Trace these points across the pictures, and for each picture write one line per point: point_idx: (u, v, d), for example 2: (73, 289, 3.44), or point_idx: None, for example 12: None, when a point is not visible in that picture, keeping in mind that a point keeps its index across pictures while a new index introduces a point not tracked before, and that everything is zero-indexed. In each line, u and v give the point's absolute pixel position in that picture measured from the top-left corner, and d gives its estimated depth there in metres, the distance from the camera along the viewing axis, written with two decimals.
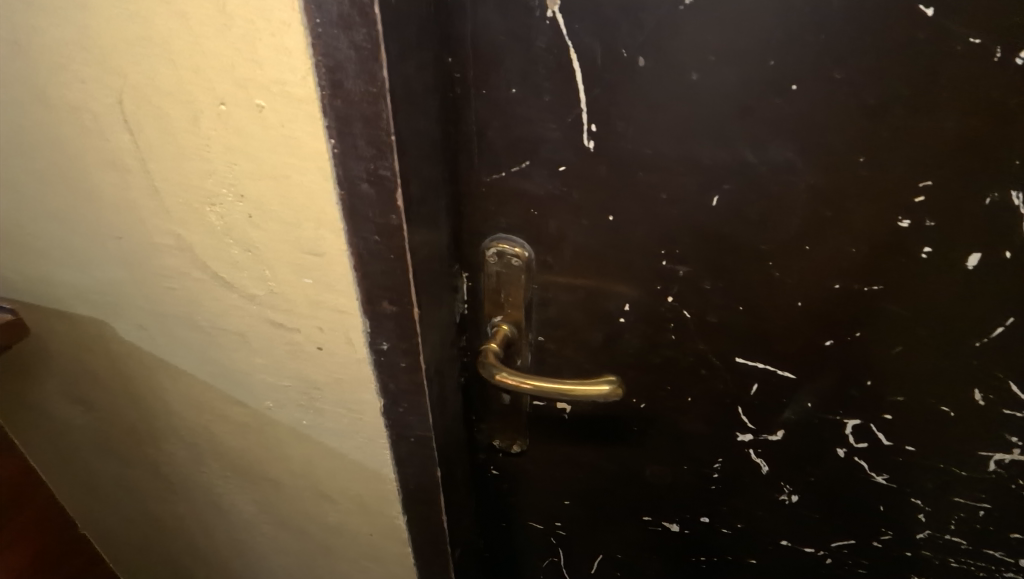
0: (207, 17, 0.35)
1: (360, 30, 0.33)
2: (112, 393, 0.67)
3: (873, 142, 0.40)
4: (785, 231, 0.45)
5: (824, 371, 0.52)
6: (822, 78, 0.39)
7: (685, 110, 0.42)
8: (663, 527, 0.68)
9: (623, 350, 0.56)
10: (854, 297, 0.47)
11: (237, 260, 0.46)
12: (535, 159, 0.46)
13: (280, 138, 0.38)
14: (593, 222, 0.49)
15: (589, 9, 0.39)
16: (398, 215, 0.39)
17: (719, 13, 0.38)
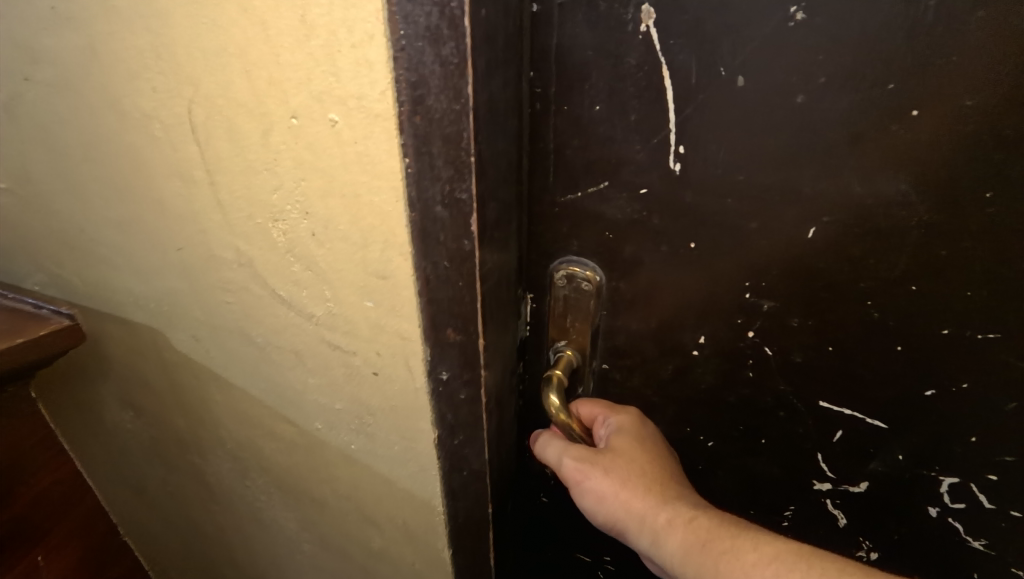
0: (287, 28, 0.33)
1: (448, 43, 0.31)
2: (162, 401, 0.67)
3: (1002, 176, 0.36)
4: (889, 270, 0.41)
5: (921, 424, 0.47)
6: (949, 104, 0.35)
7: (785, 134, 0.38)
8: None
9: (694, 384, 0.52)
10: (962, 346, 0.42)
11: (299, 278, 0.44)
12: (615, 180, 0.43)
13: (353, 155, 0.36)
14: (673, 248, 0.45)
15: (688, 24, 0.36)
16: (472, 239, 0.37)
17: (834, 32, 0.34)
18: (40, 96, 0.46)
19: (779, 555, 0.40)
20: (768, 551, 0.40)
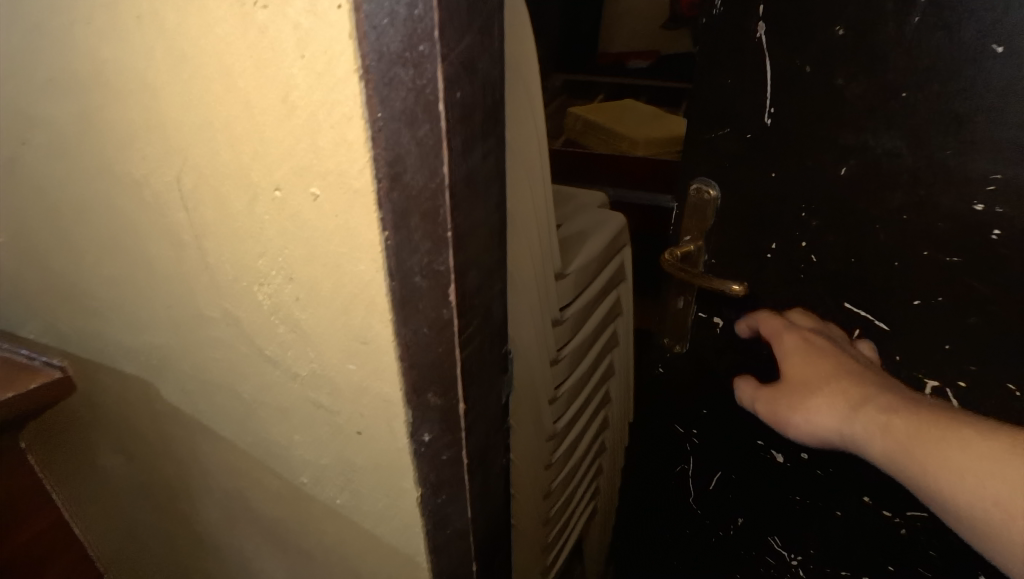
0: (270, 107, 0.34)
1: (423, 125, 0.32)
2: (151, 447, 0.67)
3: (959, 133, 0.55)
4: (889, 202, 0.61)
5: (916, 326, 0.64)
6: (926, 93, 0.55)
7: (830, 105, 0.60)
8: (770, 456, 0.78)
9: (766, 291, 0.71)
10: (939, 264, 0.61)
11: (284, 339, 0.44)
12: (732, 125, 0.67)
13: (334, 227, 0.36)
14: (760, 175, 0.67)
15: (781, 34, 0.60)
16: (450, 308, 0.38)
17: (864, 43, 0.57)
18: (39, 159, 0.48)
19: (984, 446, 0.41)
20: (973, 449, 0.41)
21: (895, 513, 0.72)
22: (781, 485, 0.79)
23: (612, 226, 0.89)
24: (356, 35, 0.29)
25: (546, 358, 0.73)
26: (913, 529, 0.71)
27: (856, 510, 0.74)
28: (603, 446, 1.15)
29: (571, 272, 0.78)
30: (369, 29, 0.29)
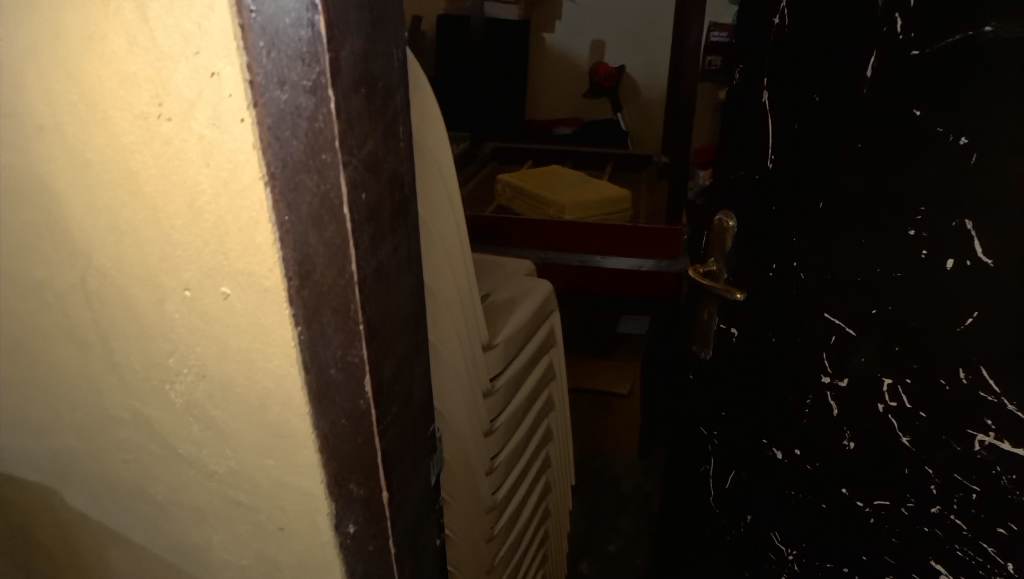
0: (179, 211, 0.35)
1: (330, 228, 0.34)
2: (55, 561, 0.62)
3: (896, 163, 0.50)
4: (836, 240, 0.56)
5: (868, 379, 0.57)
6: (864, 126, 0.52)
7: (795, 131, 0.57)
8: (771, 451, 0.67)
9: (766, 302, 0.64)
10: (889, 287, 0.53)
11: (198, 438, 0.43)
12: (745, 157, 0.63)
13: (246, 323, 0.37)
14: (756, 187, 0.62)
15: (777, 72, 0.58)
16: (366, 398, 0.39)
17: (823, 76, 0.54)
18: None
19: None
20: None
21: (862, 500, 0.60)
22: (771, 484, 0.69)
23: (538, 293, 0.92)
24: (260, 145, 0.31)
25: (479, 429, 0.74)
26: (883, 519, 0.59)
27: (835, 498, 0.62)
28: (548, 510, 1.14)
29: (499, 341, 0.80)
30: (272, 138, 0.30)
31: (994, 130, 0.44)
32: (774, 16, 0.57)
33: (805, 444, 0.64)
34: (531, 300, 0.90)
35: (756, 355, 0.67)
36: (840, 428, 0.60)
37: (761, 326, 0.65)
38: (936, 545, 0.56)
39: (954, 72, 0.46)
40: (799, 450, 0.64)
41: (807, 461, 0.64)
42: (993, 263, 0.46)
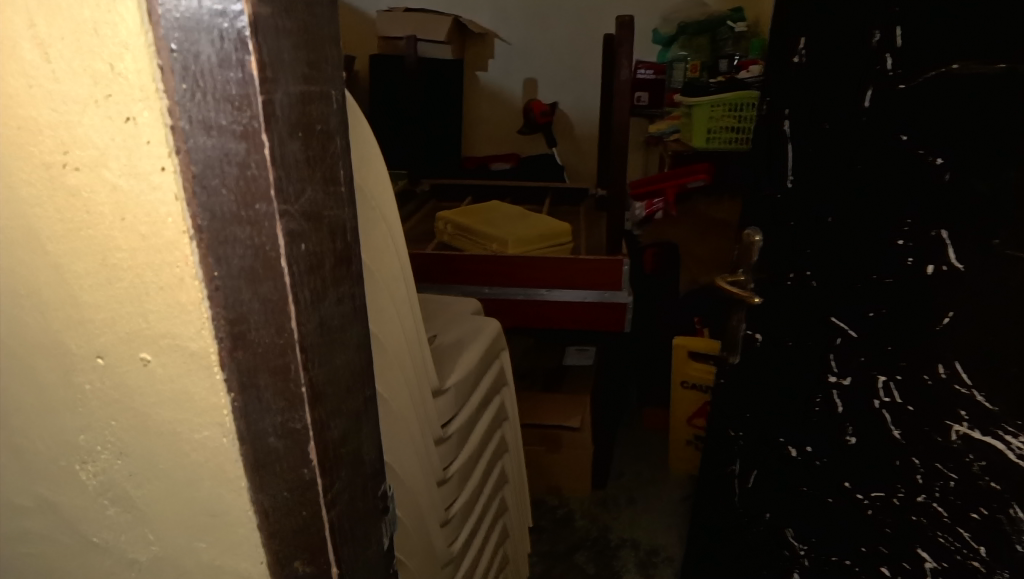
0: (85, 280, 0.36)
1: (266, 283, 0.33)
2: None
3: (884, 201, 0.84)
4: (838, 250, 0.92)
5: (874, 337, 0.91)
6: (858, 165, 0.86)
7: (813, 162, 0.92)
8: (789, 452, 1.08)
9: (770, 311, 1.05)
10: (895, 274, 0.85)
11: (114, 521, 0.41)
12: (771, 182, 1.00)
13: (170, 391, 0.36)
14: (779, 222, 1.00)
15: (797, 113, 0.93)
16: (311, 466, 0.37)
17: (829, 125, 0.89)
18: None
19: None
20: None
21: (863, 495, 0.97)
22: (792, 479, 1.08)
23: (485, 333, 0.92)
24: (187, 198, 0.32)
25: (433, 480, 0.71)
26: (877, 508, 0.96)
27: (843, 492, 1.00)
28: (507, 557, 1.13)
29: (451, 384, 0.79)
30: (200, 190, 0.32)
31: (957, 157, 0.74)
32: (791, 57, 0.91)
33: (814, 445, 1.03)
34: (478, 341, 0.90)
35: (775, 348, 1.06)
36: (844, 428, 0.98)
37: (782, 334, 1.04)
38: (922, 534, 0.90)
39: (950, 115, 0.74)
40: (810, 448, 1.04)
41: (817, 457, 1.03)
42: (963, 267, 0.76)
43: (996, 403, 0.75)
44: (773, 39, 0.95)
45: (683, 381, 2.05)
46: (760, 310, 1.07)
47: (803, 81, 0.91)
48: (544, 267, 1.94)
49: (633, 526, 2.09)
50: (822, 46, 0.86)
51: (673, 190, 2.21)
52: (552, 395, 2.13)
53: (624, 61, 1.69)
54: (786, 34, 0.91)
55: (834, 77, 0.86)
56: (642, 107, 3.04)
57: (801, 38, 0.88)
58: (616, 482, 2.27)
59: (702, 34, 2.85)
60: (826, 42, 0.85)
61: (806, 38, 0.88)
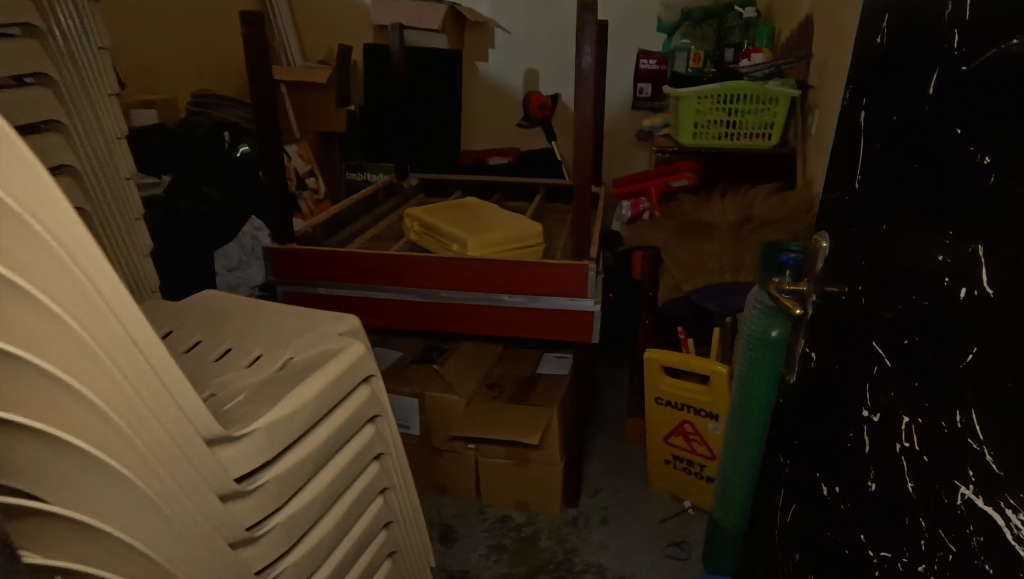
0: None
1: None
2: None
3: (928, 208, 0.72)
4: (881, 264, 0.81)
5: (903, 365, 0.77)
6: (910, 166, 0.75)
7: (877, 162, 0.82)
8: (822, 490, 0.99)
9: (822, 327, 0.98)
10: (932, 293, 0.71)
11: None
12: (841, 180, 0.91)
13: None
14: (841, 229, 0.91)
15: (873, 105, 0.83)
16: None
17: (894, 122, 0.78)
18: None
19: None
20: None
21: (874, 550, 0.85)
22: (823, 522, 0.99)
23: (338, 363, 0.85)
24: None
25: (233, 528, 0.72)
26: (882, 564, 0.83)
27: (859, 545, 0.88)
28: None
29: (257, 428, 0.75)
30: None
31: (1001, 153, 0.61)
32: (875, 38, 0.82)
33: (841, 484, 0.93)
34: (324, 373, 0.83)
35: (825, 370, 0.98)
36: (868, 473, 0.86)
37: (831, 357, 0.96)
38: None
39: (1003, 103, 0.61)
40: (838, 489, 0.94)
41: (844, 500, 0.92)
42: (994, 294, 0.62)
43: (1003, 468, 0.61)
44: (863, 14, 0.86)
45: (657, 399, 1.90)
46: (820, 325, 0.99)
47: (883, 69, 0.81)
48: (505, 272, 1.79)
49: (601, 549, 1.92)
50: (903, 26, 0.77)
51: (657, 189, 2.05)
52: (514, 408, 1.98)
53: (587, 47, 1.53)
54: (876, 10, 0.82)
55: (906, 63, 0.76)
56: (643, 100, 2.94)
57: (886, 15, 0.80)
58: (590, 500, 2.11)
59: (707, 22, 2.64)
60: (907, 22, 0.76)
61: (890, 17, 0.79)
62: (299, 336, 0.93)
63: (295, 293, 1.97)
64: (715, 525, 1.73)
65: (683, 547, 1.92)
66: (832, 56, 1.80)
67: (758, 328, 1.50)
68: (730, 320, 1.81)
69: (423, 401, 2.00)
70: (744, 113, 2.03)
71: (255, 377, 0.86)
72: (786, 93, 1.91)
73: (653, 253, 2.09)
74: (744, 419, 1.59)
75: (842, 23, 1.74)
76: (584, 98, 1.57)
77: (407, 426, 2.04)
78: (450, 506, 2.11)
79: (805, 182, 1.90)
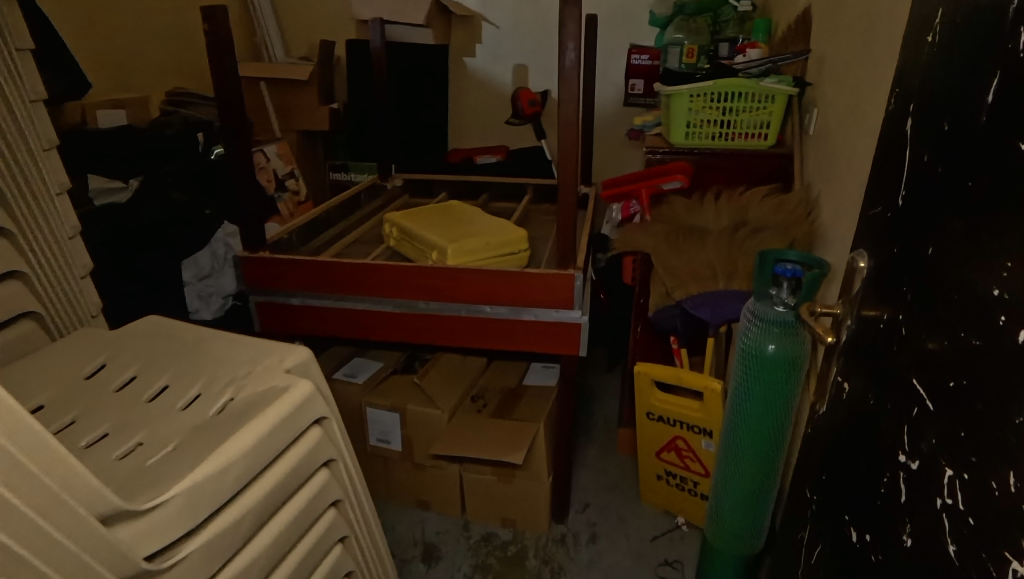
0: None
1: None
2: None
3: (982, 235, 0.66)
4: (926, 296, 0.77)
5: (948, 409, 0.71)
6: (965, 185, 0.70)
7: (929, 184, 0.78)
8: (850, 536, 0.94)
9: (858, 351, 0.97)
10: (982, 331, 0.65)
11: None
12: (889, 200, 0.90)
13: None
14: (886, 251, 0.89)
15: (926, 121, 0.81)
16: None
17: (948, 138, 0.74)
18: None
19: None
20: None
21: None
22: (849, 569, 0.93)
23: (283, 405, 0.76)
24: None
25: None
26: None
27: None
28: None
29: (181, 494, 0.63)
30: None
31: None
32: (929, 35, 0.81)
33: (873, 532, 0.87)
34: (265, 418, 0.73)
35: (858, 400, 0.95)
36: (902, 524, 0.80)
37: (866, 388, 0.93)
38: None
39: None
40: (869, 537, 0.88)
41: (874, 550, 0.87)
42: None
43: None
44: (919, 12, 0.85)
45: (648, 413, 1.83)
46: (856, 350, 0.97)
47: (939, 74, 0.78)
48: (487, 282, 1.69)
49: (591, 569, 1.84)
50: (961, 26, 0.73)
51: (648, 191, 1.94)
52: (500, 422, 1.90)
53: (570, 43, 1.43)
54: (930, 6, 0.81)
55: (962, 64, 0.72)
56: (636, 96, 2.85)
57: (941, 11, 0.78)
58: (579, 516, 2.02)
59: (702, 15, 2.54)
60: (964, 21, 0.73)
61: (944, 13, 0.77)
62: (244, 373, 0.84)
63: (267, 304, 1.88)
64: (710, 544, 1.65)
65: (676, 566, 1.84)
66: (830, 51, 1.71)
67: (752, 343, 1.42)
68: (724, 330, 1.79)
69: (403, 415, 1.91)
70: (738, 112, 1.93)
71: (188, 422, 0.76)
72: (782, 90, 1.82)
73: (644, 258, 1.99)
74: (738, 436, 1.51)
75: (841, 15, 1.64)
76: (569, 96, 1.47)
77: (388, 440, 1.95)
78: (433, 523, 2.02)
79: (803, 184, 1.81)
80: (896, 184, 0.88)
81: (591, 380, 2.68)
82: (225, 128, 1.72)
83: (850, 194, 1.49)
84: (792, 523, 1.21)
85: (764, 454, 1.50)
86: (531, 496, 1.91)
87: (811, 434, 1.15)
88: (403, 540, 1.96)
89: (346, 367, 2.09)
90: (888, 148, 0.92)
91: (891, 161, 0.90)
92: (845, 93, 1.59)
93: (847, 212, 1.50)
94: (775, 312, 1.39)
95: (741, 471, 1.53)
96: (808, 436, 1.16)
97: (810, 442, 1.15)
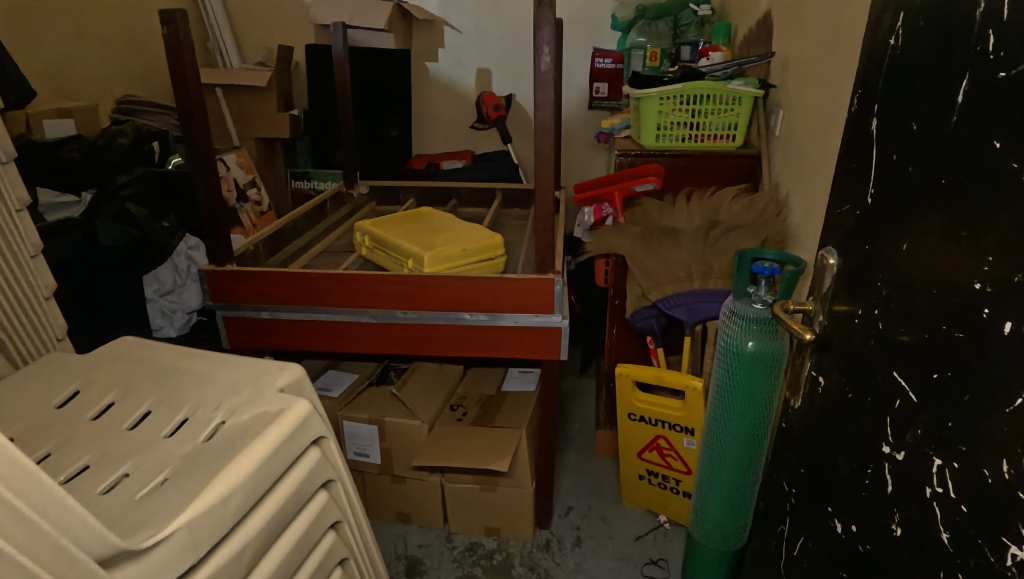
0: None
1: None
2: None
3: (959, 231, 0.67)
4: (902, 290, 0.77)
5: (933, 401, 0.71)
6: (938, 183, 0.70)
7: (897, 182, 0.78)
8: (836, 528, 0.94)
9: (830, 347, 0.95)
10: (967, 323, 0.66)
11: None
12: (853, 199, 0.88)
13: None
14: (856, 248, 0.87)
15: (888, 120, 0.80)
16: None
17: (917, 136, 0.74)
18: None
19: None
20: None
21: None
22: (837, 563, 0.93)
23: (280, 428, 0.73)
24: None
25: None
26: None
27: None
28: None
29: (184, 527, 0.60)
30: None
31: None
32: (888, 39, 0.79)
33: (858, 524, 0.87)
34: (263, 443, 0.70)
35: (835, 397, 0.94)
36: (891, 515, 0.80)
37: (843, 382, 0.91)
38: None
39: None
40: (855, 528, 0.88)
41: (861, 541, 0.87)
42: None
43: None
44: (875, 14, 0.82)
45: (630, 414, 1.85)
46: (828, 347, 0.96)
47: (900, 77, 0.77)
48: (466, 288, 1.66)
49: (577, 573, 1.83)
50: (924, 29, 0.73)
51: (621, 194, 1.96)
52: (482, 430, 1.88)
53: (546, 47, 1.42)
54: (889, 9, 0.79)
55: (929, 65, 0.72)
56: (600, 99, 2.87)
57: (902, 14, 0.77)
58: (563, 521, 2.01)
59: (663, 19, 2.61)
60: (928, 25, 0.72)
61: (906, 17, 0.76)
62: (232, 396, 0.81)
63: (236, 319, 1.80)
64: (697, 542, 1.64)
65: (662, 565, 1.85)
66: (796, 52, 1.74)
67: (733, 341, 1.44)
68: (700, 330, 1.81)
69: (382, 427, 1.86)
70: (706, 114, 1.98)
71: (176, 451, 0.72)
72: (749, 92, 1.88)
73: (618, 260, 1.98)
74: (722, 432, 1.52)
75: (805, 20, 1.69)
76: (545, 101, 1.47)
77: (366, 454, 1.90)
78: (415, 536, 1.98)
79: (771, 183, 1.86)
80: (862, 183, 0.86)
81: (567, 384, 2.68)
82: (185, 137, 1.64)
83: (821, 191, 1.53)
84: (769, 518, 1.21)
85: (749, 450, 1.51)
86: (518, 505, 1.89)
87: (783, 428, 1.14)
88: (386, 555, 1.91)
89: (320, 381, 2.04)
90: (850, 148, 0.89)
91: (851, 159, 0.89)
92: (812, 94, 1.63)
93: (819, 210, 1.54)
94: (755, 310, 1.41)
95: (726, 466, 1.54)
96: (781, 430, 1.15)
97: (783, 436, 1.15)
